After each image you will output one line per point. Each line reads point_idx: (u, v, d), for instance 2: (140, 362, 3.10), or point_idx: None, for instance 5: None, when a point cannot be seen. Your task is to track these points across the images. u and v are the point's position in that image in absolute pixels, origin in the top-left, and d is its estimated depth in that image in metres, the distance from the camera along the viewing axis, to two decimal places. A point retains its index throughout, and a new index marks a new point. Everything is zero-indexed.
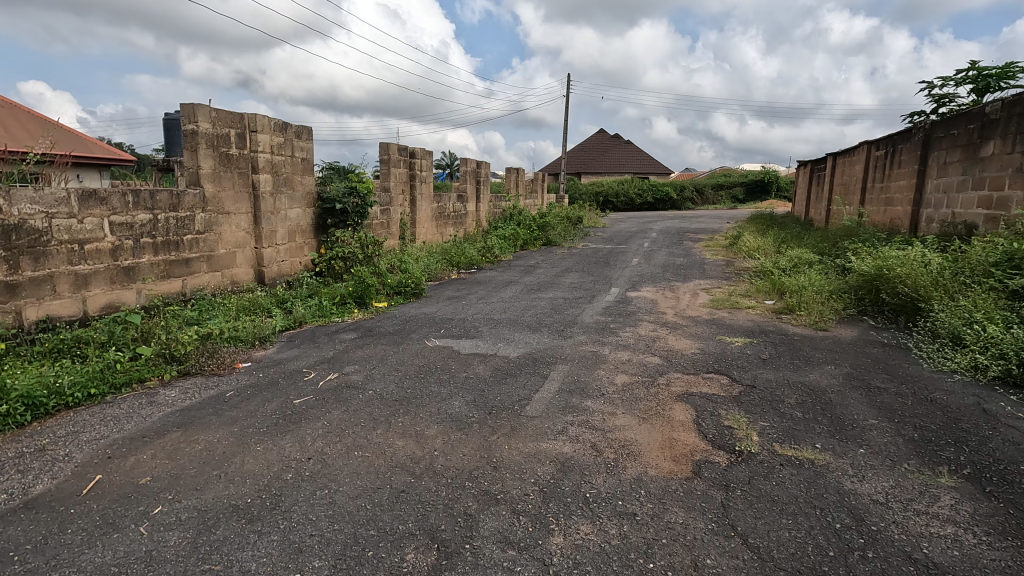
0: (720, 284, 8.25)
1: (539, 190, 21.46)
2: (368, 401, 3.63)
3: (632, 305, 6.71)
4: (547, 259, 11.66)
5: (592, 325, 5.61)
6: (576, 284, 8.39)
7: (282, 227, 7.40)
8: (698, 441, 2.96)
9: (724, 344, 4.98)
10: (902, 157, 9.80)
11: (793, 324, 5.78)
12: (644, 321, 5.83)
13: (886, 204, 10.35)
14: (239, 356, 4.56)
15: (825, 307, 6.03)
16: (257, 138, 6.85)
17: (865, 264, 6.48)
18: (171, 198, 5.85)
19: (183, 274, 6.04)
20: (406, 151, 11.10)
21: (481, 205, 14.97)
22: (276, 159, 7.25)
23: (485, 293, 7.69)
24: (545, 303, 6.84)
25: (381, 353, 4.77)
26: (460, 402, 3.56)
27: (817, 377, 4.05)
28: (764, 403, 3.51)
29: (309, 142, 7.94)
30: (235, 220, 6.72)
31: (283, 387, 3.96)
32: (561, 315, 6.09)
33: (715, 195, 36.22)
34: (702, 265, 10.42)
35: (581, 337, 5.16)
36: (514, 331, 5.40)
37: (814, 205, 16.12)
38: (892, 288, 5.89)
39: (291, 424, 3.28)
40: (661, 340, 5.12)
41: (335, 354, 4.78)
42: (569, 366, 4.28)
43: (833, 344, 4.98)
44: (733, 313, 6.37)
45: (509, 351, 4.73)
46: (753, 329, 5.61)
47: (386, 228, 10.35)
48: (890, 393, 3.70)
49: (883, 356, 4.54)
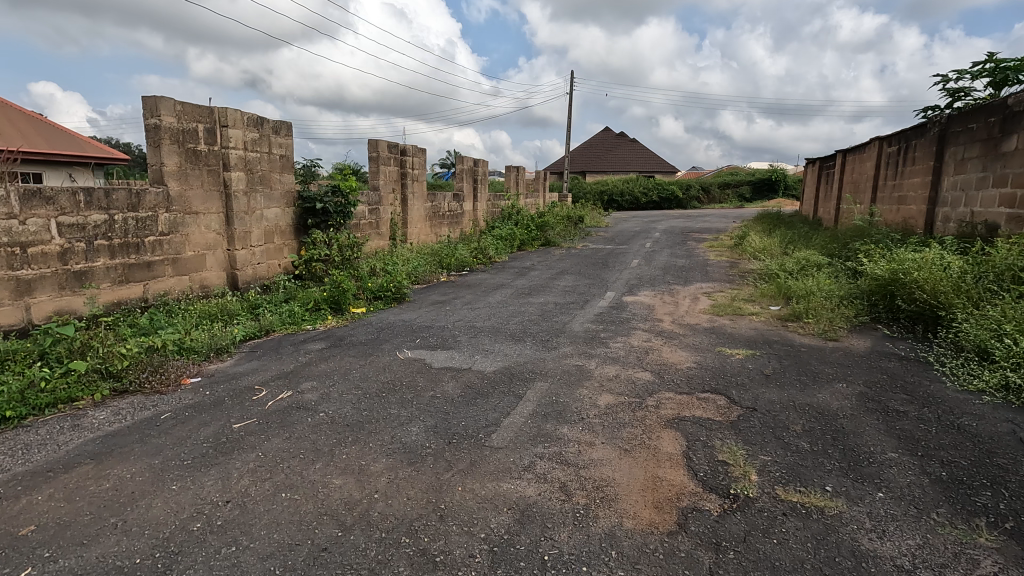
0: (722, 288, 7.79)
1: (541, 189, 21.01)
2: (316, 426, 3.21)
3: (626, 311, 6.25)
4: (543, 260, 11.21)
5: (580, 334, 5.16)
6: (570, 287, 7.96)
7: (257, 228, 7.01)
8: (686, 481, 2.52)
9: (723, 357, 4.52)
10: (916, 153, 9.29)
11: (800, 334, 5.31)
12: (638, 330, 5.38)
13: (899, 203, 9.83)
14: (189, 371, 4.16)
15: (835, 314, 5.57)
16: (228, 133, 6.47)
17: (878, 267, 6.01)
18: (130, 197, 5.47)
19: (144, 278, 5.66)
20: (396, 148, 10.69)
21: (477, 204, 14.52)
22: (249, 156, 6.86)
23: (472, 297, 7.25)
24: (534, 309, 6.39)
25: (345, 367, 4.35)
26: (419, 428, 3.13)
27: (827, 398, 3.60)
28: (766, 432, 3.06)
29: (287, 138, 7.54)
30: (205, 220, 6.34)
31: (226, 407, 3.55)
32: (549, 322, 5.65)
33: (722, 194, 35.65)
34: (705, 267, 9.94)
35: (567, 348, 4.71)
36: (494, 341, 4.96)
37: (823, 203, 15.58)
38: (908, 293, 5.41)
39: (221, 455, 2.86)
40: (654, 352, 4.67)
41: (295, 368, 4.36)
42: (549, 384, 3.84)
43: (844, 357, 4.52)
44: (734, 320, 5.91)
45: (485, 365, 4.29)
46: (756, 339, 5.15)
47: (374, 228, 9.95)
48: (910, 419, 3.24)
49: (902, 372, 4.07)
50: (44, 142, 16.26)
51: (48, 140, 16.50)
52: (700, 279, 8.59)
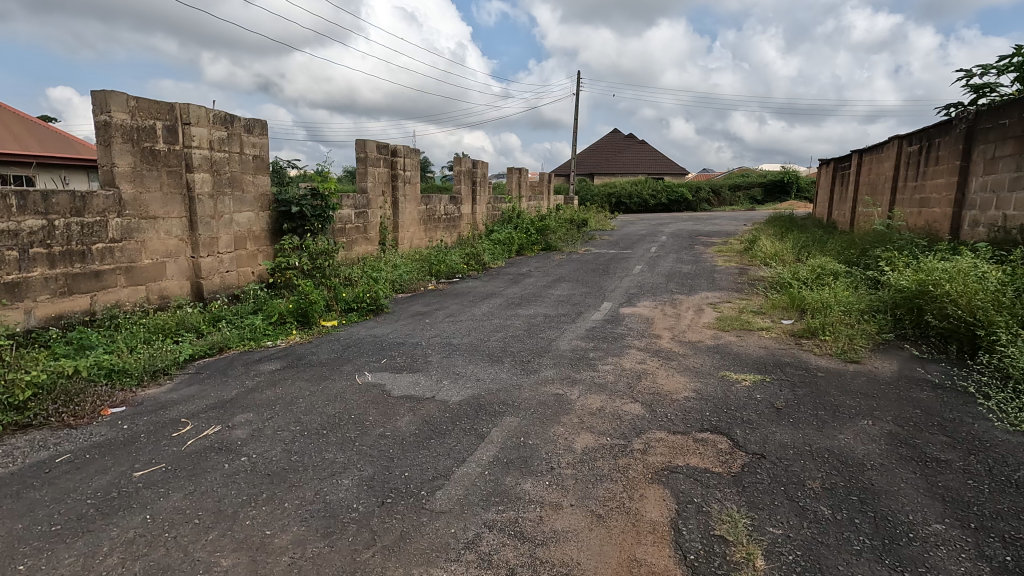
0: (730, 297, 7.17)
1: (545, 191, 20.45)
2: (231, 476, 2.67)
3: (622, 326, 5.66)
4: (541, 266, 10.63)
5: (567, 355, 4.58)
6: (563, 297, 7.38)
7: (225, 234, 6.52)
8: (672, 569, 1.96)
9: (726, 384, 3.92)
10: (940, 152, 8.62)
11: (815, 354, 4.69)
12: (633, 349, 4.79)
13: (921, 205, 9.15)
14: (112, 400, 3.65)
15: (855, 331, 4.96)
16: (191, 131, 5.99)
17: (903, 277, 5.43)
18: (73, 201, 4.99)
19: (92, 289, 5.17)
20: (387, 149, 10.19)
21: (476, 207, 13.99)
22: (216, 156, 6.36)
23: (457, 308, 6.70)
24: (520, 323, 5.82)
25: (292, 394, 3.80)
26: (351, 482, 2.57)
27: (849, 441, 3.00)
28: (776, 490, 2.47)
29: (261, 137, 7.05)
30: (165, 226, 5.86)
31: (137, 447, 3.01)
32: (533, 340, 5.07)
33: (732, 196, 34.87)
34: (711, 274, 9.32)
35: (550, 372, 4.14)
36: (468, 363, 4.40)
37: (838, 206, 14.88)
38: (939, 308, 4.83)
39: (99, 519, 2.32)
40: (647, 377, 4.08)
41: (237, 395, 3.83)
42: (520, 420, 3.26)
43: (868, 383, 3.93)
44: (742, 336, 5.31)
45: (451, 393, 3.72)
46: (766, 360, 4.54)
47: (361, 233, 9.45)
48: (955, 473, 2.65)
49: (936, 406, 3.48)
50: (36, 143, 16.01)
51: (41, 142, 16.24)
52: (706, 288, 7.97)
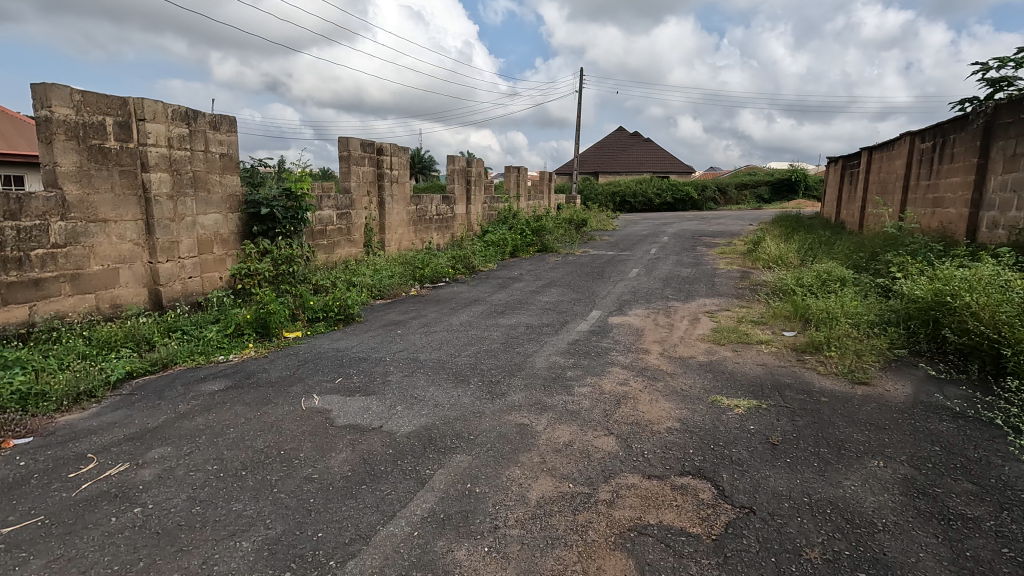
0: (729, 305, 6.70)
1: (546, 190, 19.99)
2: (113, 533, 2.25)
3: (608, 339, 5.19)
4: (533, 270, 10.17)
5: (542, 375, 4.11)
6: (551, 304, 6.92)
7: (186, 238, 6.12)
8: None
9: (716, 412, 3.45)
10: (954, 149, 8.10)
11: (819, 373, 4.22)
12: (616, 367, 4.32)
13: (934, 205, 8.62)
14: (19, 429, 3.25)
15: (863, 347, 4.47)
16: (146, 128, 5.58)
17: (919, 286, 4.93)
18: (7, 203, 4.59)
19: (31, 298, 4.78)
20: (373, 147, 9.75)
21: (471, 207, 13.54)
22: (177, 155, 5.95)
23: (435, 317, 6.26)
24: (498, 335, 5.37)
25: (224, 423, 3.37)
26: (250, 546, 2.13)
27: (857, 490, 2.52)
28: (764, 562, 2.02)
29: (229, 135, 6.64)
30: (117, 229, 5.45)
31: (22, 492, 2.59)
32: (508, 355, 4.62)
33: (739, 195, 34.18)
34: (712, 278, 8.83)
35: (519, 397, 3.67)
36: (430, 385, 3.96)
37: (847, 205, 14.31)
38: (959, 322, 4.34)
39: None
40: (628, 402, 3.62)
41: (163, 423, 3.41)
42: (471, 459, 2.81)
43: (879, 411, 3.46)
44: (739, 351, 4.84)
45: (401, 423, 3.29)
46: (763, 380, 4.08)
47: (343, 235, 9.04)
48: (988, 536, 2.17)
49: (957, 442, 3.00)
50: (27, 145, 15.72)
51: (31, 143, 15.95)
52: (705, 294, 7.49)
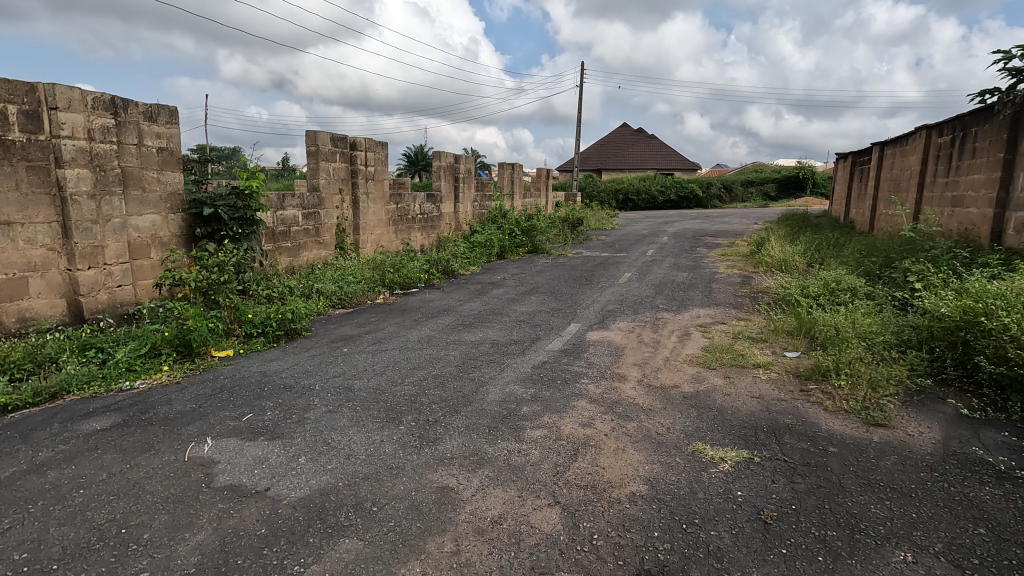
0: (726, 317, 5.97)
1: (543, 187, 19.28)
2: None
3: (580, 361, 4.49)
4: (518, 273, 9.46)
5: (490, 413, 3.40)
6: (528, 315, 6.22)
7: (114, 242, 5.45)
8: None
9: (697, 468, 2.74)
10: (975, 143, 7.33)
11: (826, 409, 3.50)
12: (583, 402, 3.61)
13: (953, 204, 7.85)
14: None
15: (878, 376, 3.75)
16: (59, 118, 4.92)
17: (945, 302, 4.20)
18: None
19: None
20: (346, 141, 9.06)
21: (459, 206, 12.84)
22: (100, 148, 5.29)
23: (392, 331, 5.56)
24: (456, 355, 4.67)
25: (79, 481, 2.69)
26: None
27: None
28: None
29: (169, 127, 5.99)
30: (24, 233, 4.82)
31: None
32: (458, 384, 3.92)
33: (745, 193, 33.35)
34: (709, 283, 8.10)
35: (453, 445, 2.97)
36: (352, 425, 3.26)
37: (856, 204, 13.51)
38: (995, 347, 3.61)
39: None
40: (588, 452, 2.92)
41: (6, 478, 2.74)
42: (361, 547, 2.12)
43: (905, 469, 2.74)
44: (733, 377, 4.12)
45: (295, 484, 2.60)
46: (758, 419, 3.37)
47: (310, 236, 8.38)
48: None
49: (1008, 522, 2.29)
50: None
51: None
52: (700, 303, 6.77)
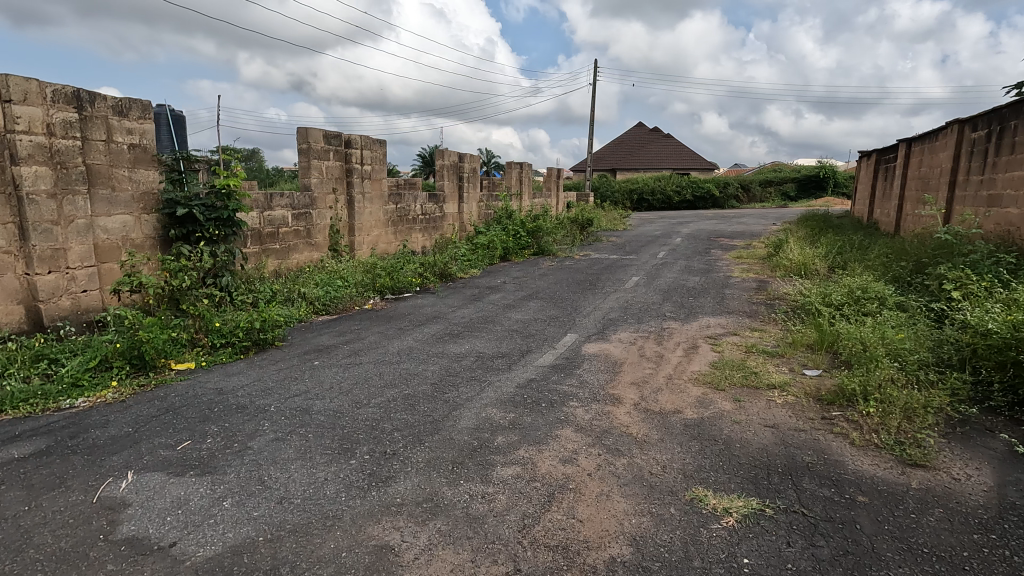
0: (739, 327, 5.44)
1: (554, 187, 18.75)
2: None
3: (571, 379, 4.01)
4: (519, 277, 9.00)
5: (458, 444, 2.95)
6: (523, 324, 5.74)
7: (77, 244, 5.10)
8: None
9: (694, 523, 2.26)
10: (1015, 137, 6.69)
11: (853, 442, 2.98)
12: (567, 431, 3.14)
13: (990, 204, 7.21)
14: None
15: (914, 402, 3.22)
16: (14, 111, 4.58)
17: (991, 316, 3.65)
18: None
19: None
20: (339, 139, 8.67)
21: (462, 207, 12.39)
22: (62, 144, 4.95)
23: (373, 342, 5.14)
24: (435, 371, 4.22)
25: None
26: None
27: None
28: None
29: (142, 122, 5.64)
30: None
31: None
32: (428, 408, 3.46)
33: (763, 193, 32.47)
34: (722, 289, 7.55)
35: (406, 488, 2.52)
36: (296, 458, 2.83)
37: (881, 204, 12.79)
38: None
39: None
40: (564, 498, 2.46)
41: None
42: None
43: (954, 530, 2.22)
44: (745, 401, 3.60)
45: (207, 538, 2.17)
46: (772, 455, 2.87)
47: (300, 238, 8.00)
48: None
49: None
50: None
51: None
52: (711, 310, 6.23)
